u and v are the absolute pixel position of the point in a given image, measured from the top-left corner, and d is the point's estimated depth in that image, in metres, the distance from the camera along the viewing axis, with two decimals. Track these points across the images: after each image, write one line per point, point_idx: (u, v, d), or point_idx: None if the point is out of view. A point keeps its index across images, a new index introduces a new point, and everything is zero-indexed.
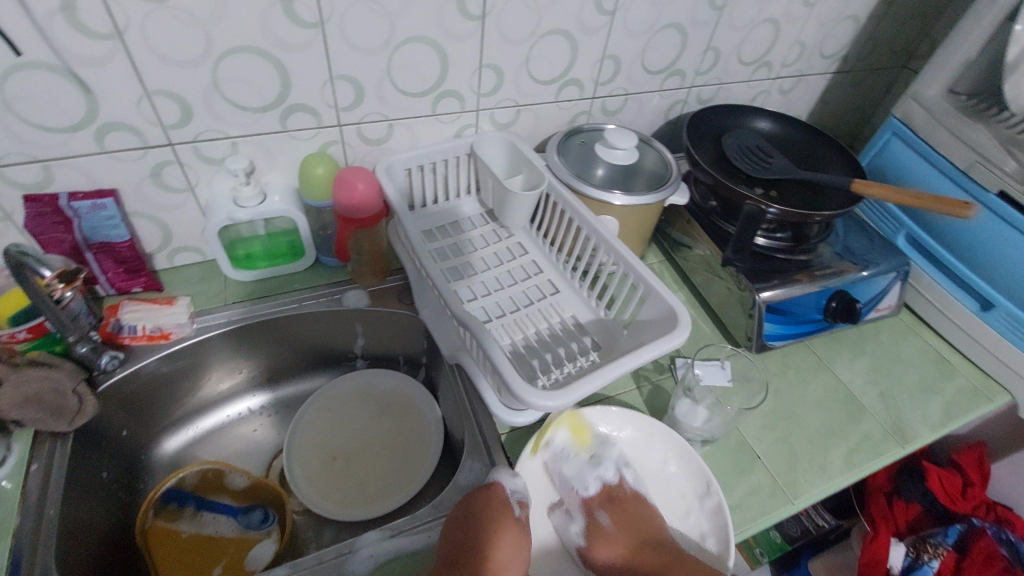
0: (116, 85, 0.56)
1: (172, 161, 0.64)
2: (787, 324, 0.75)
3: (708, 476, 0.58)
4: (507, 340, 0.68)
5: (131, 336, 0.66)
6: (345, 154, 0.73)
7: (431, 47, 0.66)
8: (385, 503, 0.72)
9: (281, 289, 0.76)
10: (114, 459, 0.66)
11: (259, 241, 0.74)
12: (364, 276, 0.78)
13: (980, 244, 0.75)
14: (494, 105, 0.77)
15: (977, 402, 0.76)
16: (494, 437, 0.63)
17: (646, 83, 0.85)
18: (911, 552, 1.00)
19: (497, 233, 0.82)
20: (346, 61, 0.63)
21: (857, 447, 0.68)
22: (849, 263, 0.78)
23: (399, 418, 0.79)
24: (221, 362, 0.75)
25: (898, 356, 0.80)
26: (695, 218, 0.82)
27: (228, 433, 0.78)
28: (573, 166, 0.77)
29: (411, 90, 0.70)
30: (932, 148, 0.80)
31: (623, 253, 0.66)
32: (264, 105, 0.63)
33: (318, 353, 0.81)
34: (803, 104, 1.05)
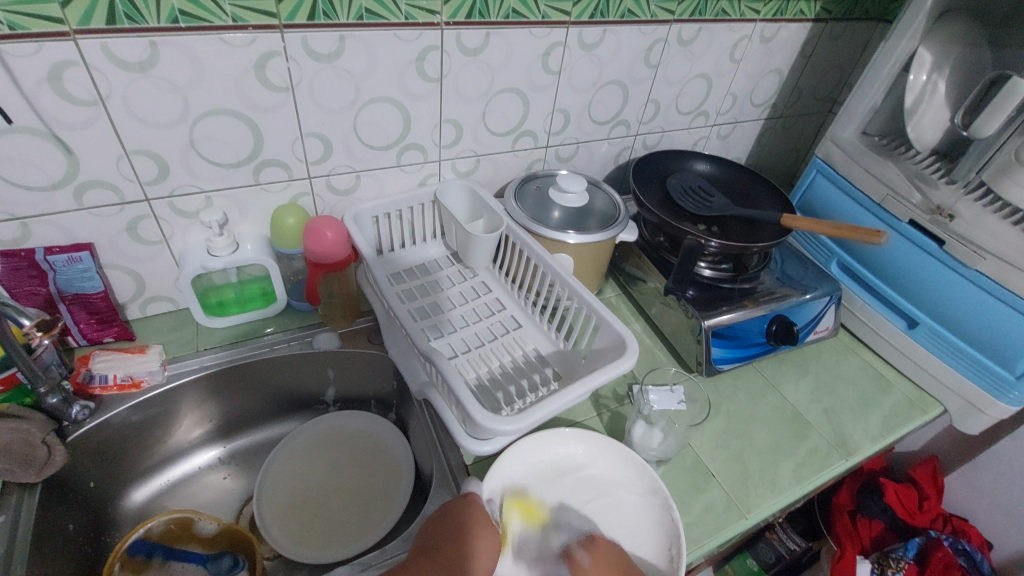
0: (97, 147, 0.60)
1: (147, 216, 0.67)
2: (735, 348, 0.81)
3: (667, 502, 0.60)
4: (473, 373, 0.72)
5: (101, 386, 0.67)
6: (315, 204, 0.77)
7: (393, 105, 0.72)
8: (361, 540, 0.72)
9: (254, 335, 0.78)
10: (80, 512, 0.66)
11: (231, 289, 0.77)
12: (334, 318, 0.81)
13: (899, 267, 0.83)
14: (455, 155, 0.83)
15: (913, 413, 0.82)
16: (460, 467, 0.65)
17: (595, 132, 0.93)
18: (877, 568, 1.04)
19: (462, 274, 0.87)
20: (315, 119, 0.69)
21: (805, 462, 0.73)
22: (788, 289, 0.85)
23: (370, 458, 0.81)
24: (193, 409, 0.76)
25: (839, 374, 0.86)
26: (645, 253, 0.89)
27: (197, 483, 0.78)
28: (530, 209, 0.83)
29: (376, 144, 0.75)
30: (851, 184, 0.89)
31: (577, 287, 0.72)
32: (237, 160, 0.68)
33: (289, 396, 0.83)
34: (741, 147, 1.15)
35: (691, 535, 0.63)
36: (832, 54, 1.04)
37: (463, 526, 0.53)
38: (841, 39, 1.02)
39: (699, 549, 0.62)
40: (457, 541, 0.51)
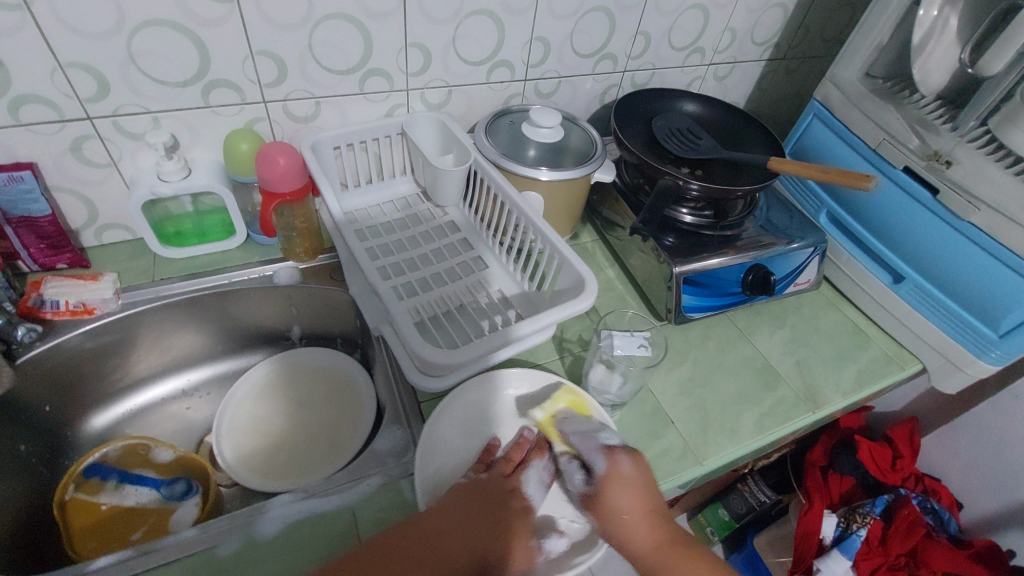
0: (26, 57, 0.56)
1: (91, 136, 0.64)
2: (707, 296, 0.78)
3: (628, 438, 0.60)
4: (432, 312, 0.70)
5: (53, 311, 0.66)
6: (272, 131, 0.74)
7: (352, 24, 0.67)
8: (319, 471, 0.72)
9: (215, 266, 0.76)
10: (33, 433, 0.66)
11: (189, 218, 0.75)
12: (295, 253, 0.79)
13: (889, 219, 0.78)
14: (424, 85, 0.78)
15: (889, 369, 0.79)
16: (413, 404, 0.65)
17: (578, 66, 0.87)
18: (842, 522, 1.03)
19: (431, 212, 0.84)
20: (266, 36, 0.64)
21: (769, 413, 0.71)
22: (771, 238, 0.81)
23: (336, 395, 0.80)
24: (152, 339, 0.75)
25: (817, 328, 0.84)
26: (622, 196, 0.85)
27: (161, 411, 0.79)
28: (502, 145, 0.79)
29: (336, 68, 0.71)
30: (848, 128, 0.83)
31: (541, 225, 0.69)
32: (184, 79, 0.64)
33: (253, 331, 0.82)
34: (740, 91, 1.08)
35: None
36: None
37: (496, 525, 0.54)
38: None
39: None
40: (483, 537, 0.53)
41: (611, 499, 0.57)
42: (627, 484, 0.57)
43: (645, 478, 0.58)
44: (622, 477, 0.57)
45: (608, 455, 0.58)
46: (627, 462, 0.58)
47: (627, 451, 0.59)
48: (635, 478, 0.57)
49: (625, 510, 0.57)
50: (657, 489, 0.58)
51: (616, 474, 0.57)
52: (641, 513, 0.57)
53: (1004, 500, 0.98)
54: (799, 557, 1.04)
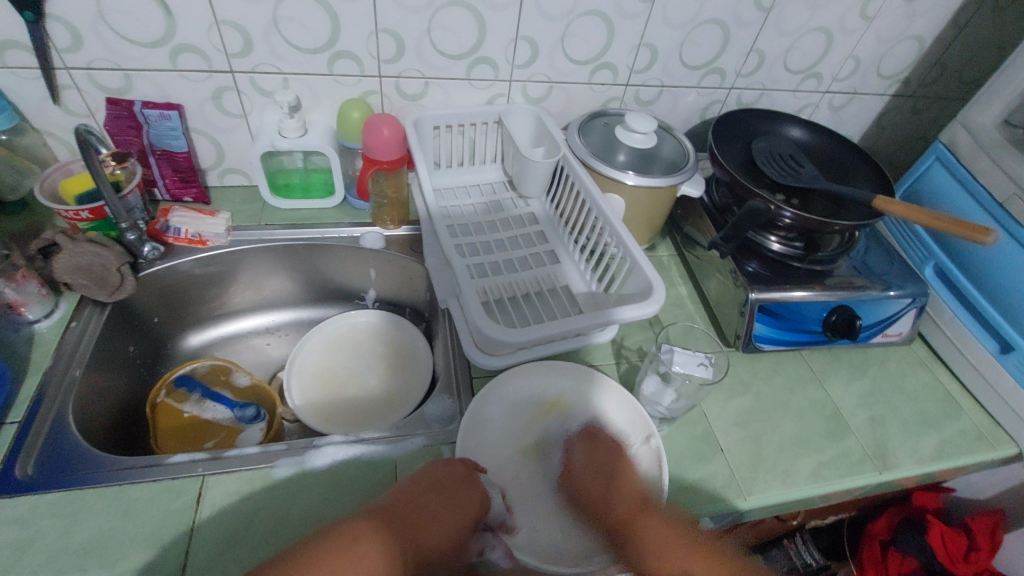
0: (192, 11, 0.64)
1: (230, 88, 0.72)
2: (781, 329, 0.74)
3: (596, 421, 0.63)
4: (498, 296, 0.72)
5: (174, 237, 0.75)
6: (382, 104, 0.79)
7: (469, 12, 0.71)
8: (371, 425, 0.77)
9: (312, 220, 0.83)
10: (141, 338, 0.76)
11: (297, 174, 0.83)
12: (383, 219, 0.84)
13: (1008, 282, 0.70)
14: (526, 78, 0.81)
15: (979, 446, 0.72)
16: (466, 378, 0.67)
17: (683, 78, 0.86)
18: None
19: (514, 202, 0.86)
20: (391, 16, 0.69)
21: (830, 463, 0.67)
22: (865, 281, 0.76)
23: (396, 358, 0.84)
24: (248, 277, 0.83)
25: (901, 386, 0.77)
26: (708, 214, 0.83)
27: (245, 343, 0.87)
28: (593, 146, 0.79)
29: (448, 52, 0.75)
30: (973, 176, 0.75)
31: (618, 227, 0.69)
32: (316, 47, 0.70)
33: (334, 286, 0.89)
34: (855, 125, 1.02)
35: (679, 499, 0.61)
36: (995, 26, 0.88)
37: (462, 512, 0.51)
38: (1009, 9, 0.86)
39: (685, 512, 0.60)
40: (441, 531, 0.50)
41: (577, 488, 0.58)
42: (580, 472, 0.59)
43: (607, 462, 0.58)
44: (577, 466, 0.59)
45: (563, 446, 0.62)
46: (581, 454, 0.60)
47: (579, 438, 0.61)
48: (587, 463, 0.59)
49: (597, 498, 0.56)
50: (625, 473, 0.57)
51: (573, 466, 0.60)
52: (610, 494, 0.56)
53: None
54: None
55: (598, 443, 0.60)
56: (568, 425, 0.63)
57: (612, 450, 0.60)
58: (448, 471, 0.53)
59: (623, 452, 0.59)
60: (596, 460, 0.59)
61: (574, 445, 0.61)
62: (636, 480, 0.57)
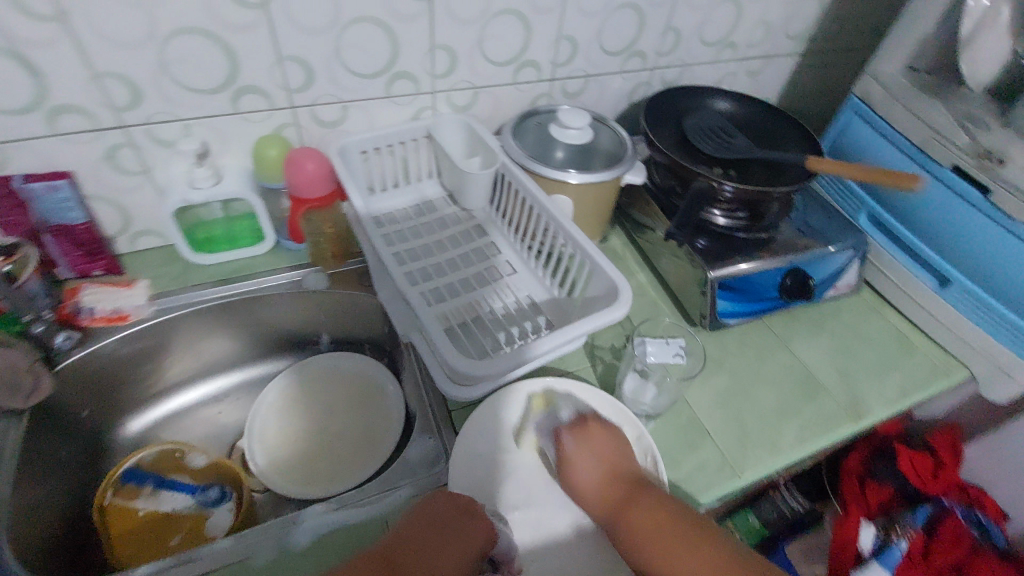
0: (63, 67, 0.56)
1: (125, 144, 0.64)
2: (743, 302, 0.75)
3: (584, 412, 0.61)
4: (461, 320, 0.70)
5: (89, 318, 0.68)
6: (300, 136, 0.73)
7: (380, 28, 0.66)
8: (353, 476, 0.73)
9: (245, 271, 0.77)
10: (72, 438, 0.68)
11: (218, 224, 0.76)
12: (324, 258, 0.79)
13: (936, 219, 0.74)
14: (450, 87, 0.77)
15: (936, 379, 0.76)
16: (442, 411, 0.65)
17: (606, 65, 0.85)
18: (881, 533, 0.99)
19: (458, 216, 0.83)
20: (293, 42, 0.64)
21: (809, 424, 0.69)
22: (810, 241, 0.78)
23: (362, 399, 0.81)
24: (184, 344, 0.76)
25: (858, 334, 0.81)
26: (654, 198, 0.83)
27: (192, 415, 0.79)
28: (529, 148, 0.77)
29: (363, 71, 0.70)
30: (889, 125, 0.78)
31: (570, 231, 0.68)
32: (215, 86, 0.64)
33: (282, 336, 0.83)
34: (772, 87, 1.04)
35: (678, 493, 0.61)
36: None
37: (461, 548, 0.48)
38: None
39: (687, 506, 0.60)
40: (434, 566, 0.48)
41: (568, 475, 0.56)
42: (573, 457, 0.57)
43: (600, 450, 0.57)
44: (567, 452, 0.57)
45: (557, 437, 0.59)
46: (572, 440, 0.58)
47: (570, 428, 0.59)
48: (579, 448, 0.57)
49: (585, 482, 0.56)
50: (617, 459, 0.56)
51: (563, 455, 0.58)
52: (600, 481, 0.55)
53: None
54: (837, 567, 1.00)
55: (590, 431, 0.58)
56: (558, 417, 0.60)
57: (604, 434, 0.58)
58: (449, 504, 0.51)
59: (612, 438, 0.58)
60: (588, 445, 0.57)
61: (567, 436, 0.58)
62: (622, 457, 0.57)
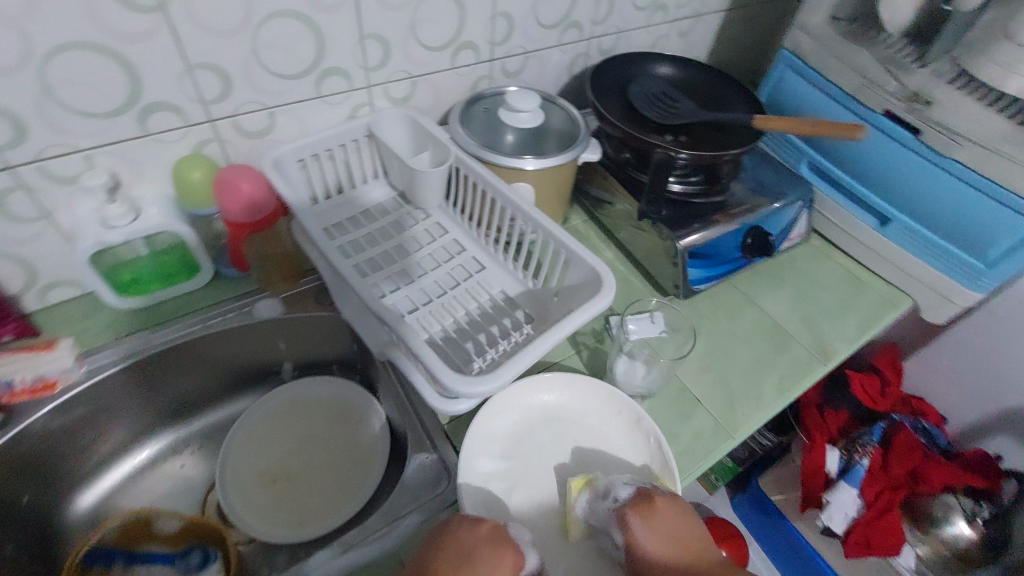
0: None
1: (15, 188, 0.55)
2: (710, 267, 0.77)
3: (642, 485, 0.54)
4: (438, 327, 0.66)
5: (8, 394, 0.59)
6: (225, 152, 0.66)
7: (300, 21, 0.59)
8: (346, 507, 0.69)
9: (185, 310, 0.69)
10: (14, 531, 0.61)
11: (144, 263, 0.67)
12: (273, 282, 0.73)
13: (874, 163, 0.78)
14: (385, 79, 0.71)
15: (886, 311, 0.81)
16: (435, 427, 0.62)
17: (543, 38, 0.81)
18: (845, 454, 1.03)
19: (414, 216, 0.78)
20: (202, 47, 0.56)
21: (786, 373, 0.72)
22: (760, 198, 0.80)
23: (340, 425, 0.76)
24: (128, 401, 0.68)
25: (813, 279, 0.85)
26: (611, 173, 0.81)
27: (152, 475, 0.73)
28: (480, 136, 0.73)
29: (286, 72, 0.63)
30: (822, 75, 0.81)
31: (540, 220, 0.65)
32: (115, 108, 0.55)
33: (240, 372, 0.77)
34: (702, 45, 1.05)
35: (681, 464, 0.62)
36: None
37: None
38: None
39: (690, 476, 0.61)
40: None
41: (646, 568, 0.50)
42: (653, 550, 0.50)
43: (674, 529, 0.51)
44: (641, 543, 0.50)
45: (616, 521, 0.52)
46: (640, 524, 0.51)
47: (636, 511, 0.51)
48: (651, 537, 0.50)
49: (664, 570, 0.50)
50: (685, 532, 0.52)
51: (637, 548, 0.50)
52: (675, 561, 0.51)
53: (985, 409, 1.02)
54: (807, 493, 1.05)
55: (658, 510, 0.52)
56: (614, 498, 0.53)
57: (674, 510, 0.52)
58: (475, 533, 0.49)
59: (677, 507, 0.53)
60: (660, 527, 0.51)
61: (636, 524, 0.50)
62: (689, 525, 0.53)
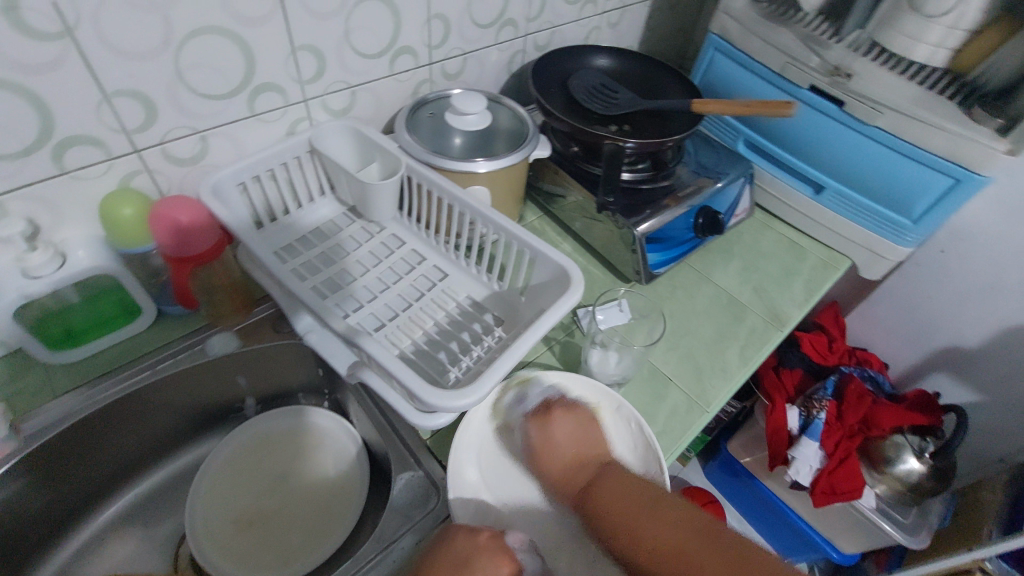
0: None
1: None
2: (666, 250, 0.79)
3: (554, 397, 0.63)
4: (408, 342, 0.65)
5: None
6: (156, 183, 0.61)
7: (225, 37, 0.56)
8: (331, 536, 0.66)
9: (130, 355, 0.65)
10: None
11: (77, 310, 0.61)
12: (225, 315, 0.69)
13: (805, 136, 0.83)
14: (322, 91, 0.68)
15: (828, 272, 0.87)
16: (418, 444, 0.61)
17: (480, 38, 0.80)
18: (804, 411, 1.08)
19: (367, 230, 0.76)
20: (119, 73, 0.51)
21: (747, 343, 0.75)
22: (704, 179, 0.82)
23: (313, 452, 0.73)
24: (76, 462, 0.63)
25: (759, 251, 0.89)
26: (561, 167, 0.82)
27: (114, 536, 0.68)
28: (428, 142, 0.72)
29: (215, 92, 0.59)
30: (749, 57, 0.85)
31: (499, 221, 0.64)
32: (25, 147, 0.50)
33: (199, 413, 0.73)
34: (633, 34, 1.07)
35: (662, 444, 0.63)
36: None
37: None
38: None
39: (673, 454, 0.63)
40: None
41: (538, 459, 0.59)
42: (541, 444, 0.60)
43: (565, 433, 0.60)
44: (535, 439, 0.60)
45: (524, 427, 0.61)
46: (537, 427, 0.61)
47: (537, 416, 0.61)
48: (546, 436, 0.60)
49: (555, 463, 0.58)
50: (580, 440, 0.60)
51: (531, 442, 0.60)
52: (566, 462, 0.58)
53: (920, 352, 1.11)
54: (773, 452, 1.09)
55: (551, 416, 0.61)
56: (526, 400, 0.63)
57: (570, 419, 0.61)
58: (471, 543, 0.47)
59: (579, 423, 0.61)
60: (553, 429, 0.60)
61: (535, 423, 0.61)
62: (594, 444, 0.60)
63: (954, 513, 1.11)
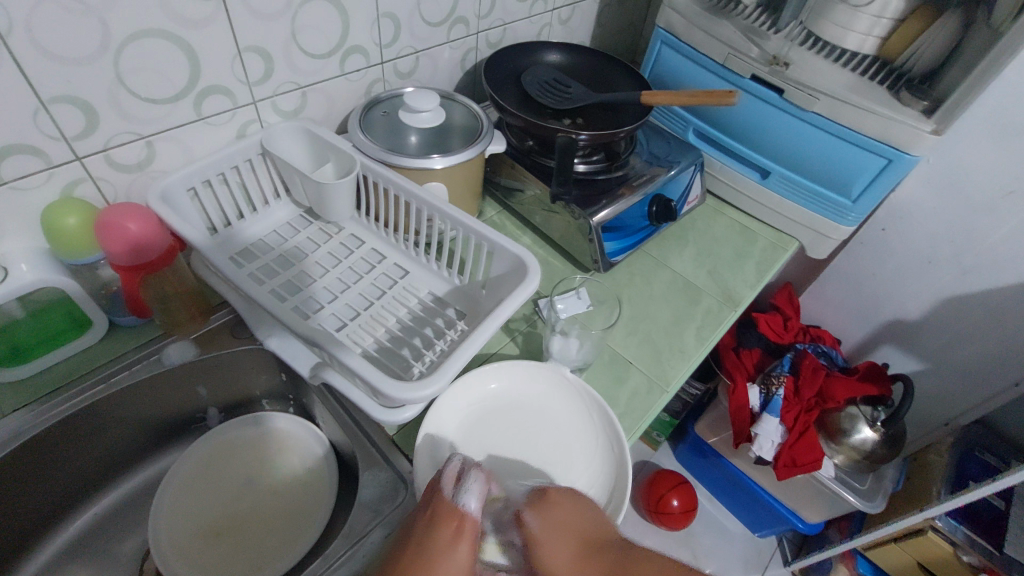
0: None
1: None
2: (623, 238, 0.81)
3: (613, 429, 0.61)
4: (371, 339, 0.65)
5: None
6: (100, 191, 0.60)
7: (166, 39, 0.55)
8: (302, 539, 0.66)
9: (80, 372, 0.62)
10: None
11: (23, 326, 0.59)
12: (181, 324, 0.68)
13: (749, 123, 0.86)
14: (272, 92, 0.68)
15: (777, 253, 0.91)
16: (384, 440, 0.61)
17: (431, 37, 0.81)
18: (764, 388, 1.13)
19: (325, 231, 0.76)
20: (55, 78, 0.50)
21: (703, 324, 0.78)
22: (657, 168, 0.85)
23: (279, 457, 0.72)
24: (28, 482, 0.61)
25: (712, 236, 0.93)
26: (517, 161, 0.83)
27: (74, 556, 0.67)
28: (382, 140, 0.72)
29: (159, 95, 0.58)
30: (694, 49, 0.88)
31: (456, 216, 0.65)
32: None
33: (158, 425, 0.71)
34: (584, 30, 1.10)
35: (624, 425, 0.66)
36: None
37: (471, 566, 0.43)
38: None
39: (635, 434, 0.65)
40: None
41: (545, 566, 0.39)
42: (542, 541, 0.40)
43: (571, 512, 0.43)
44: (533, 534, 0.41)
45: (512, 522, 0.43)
46: (533, 515, 0.43)
47: (527, 504, 0.44)
48: (543, 527, 0.41)
49: (570, 560, 0.39)
50: (589, 521, 0.42)
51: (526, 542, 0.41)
52: (578, 558, 0.39)
53: (868, 327, 1.17)
54: (737, 430, 1.14)
55: (550, 500, 0.44)
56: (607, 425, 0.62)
57: (568, 498, 0.44)
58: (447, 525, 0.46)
59: (579, 500, 0.44)
60: (550, 517, 0.42)
61: (521, 514, 0.43)
62: (607, 522, 0.42)
63: (905, 477, 1.17)
